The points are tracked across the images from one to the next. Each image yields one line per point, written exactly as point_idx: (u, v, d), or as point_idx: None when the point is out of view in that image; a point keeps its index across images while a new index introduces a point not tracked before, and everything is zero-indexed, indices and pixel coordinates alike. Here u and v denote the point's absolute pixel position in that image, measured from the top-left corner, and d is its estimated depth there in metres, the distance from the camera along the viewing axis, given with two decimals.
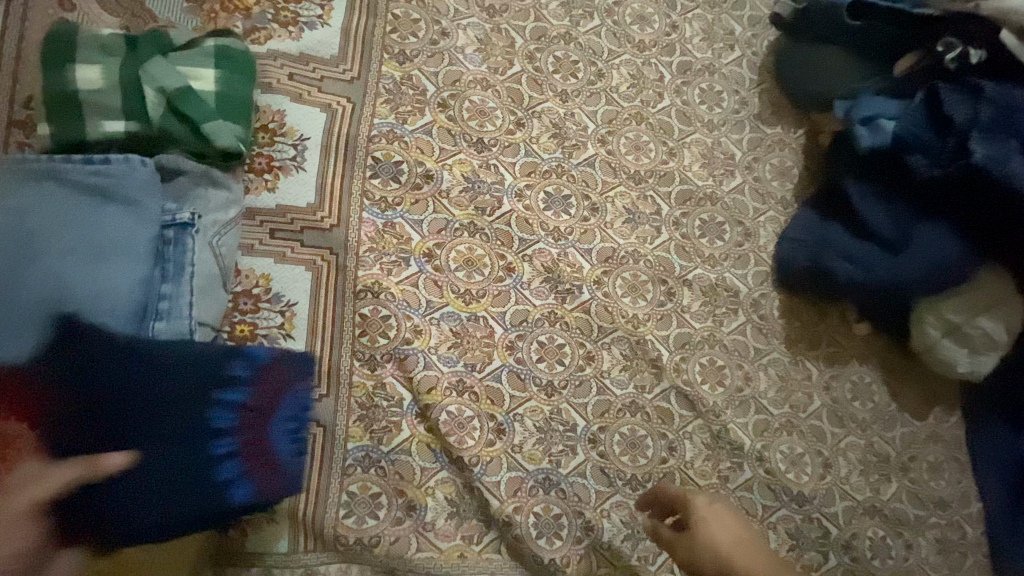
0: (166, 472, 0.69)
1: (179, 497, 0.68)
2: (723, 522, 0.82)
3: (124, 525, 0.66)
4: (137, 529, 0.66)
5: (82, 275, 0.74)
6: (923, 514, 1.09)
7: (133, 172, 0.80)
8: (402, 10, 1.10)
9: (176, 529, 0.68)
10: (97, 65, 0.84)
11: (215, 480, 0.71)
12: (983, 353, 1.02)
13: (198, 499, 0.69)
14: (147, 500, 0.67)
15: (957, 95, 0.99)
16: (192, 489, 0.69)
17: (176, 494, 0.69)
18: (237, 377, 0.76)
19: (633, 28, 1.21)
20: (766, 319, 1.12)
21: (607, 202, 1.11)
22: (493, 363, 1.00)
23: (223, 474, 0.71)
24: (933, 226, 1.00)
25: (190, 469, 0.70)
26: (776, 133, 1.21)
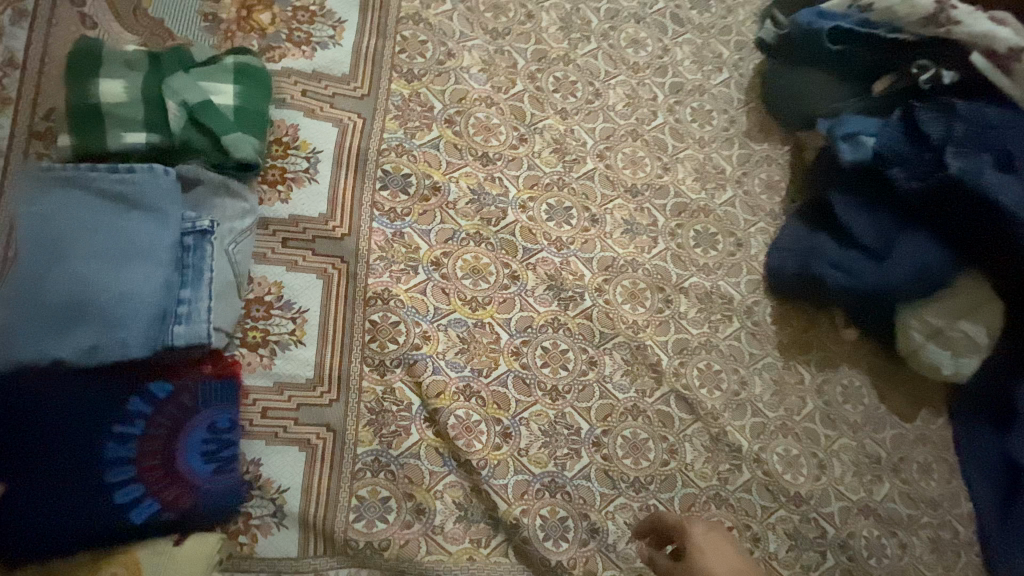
0: (60, 492, 0.75)
1: (87, 510, 0.76)
2: (722, 552, 0.85)
3: (35, 533, 0.73)
4: (47, 536, 0.73)
5: (104, 278, 0.77)
6: (915, 513, 1.13)
7: (157, 181, 0.84)
8: (410, 32, 1.15)
9: (83, 538, 0.75)
10: (120, 80, 0.87)
11: (114, 502, 0.77)
12: (966, 356, 1.08)
13: (89, 518, 0.75)
14: (52, 519, 0.74)
15: (932, 113, 1.07)
16: (98, 503, 0.76)
17: (85, 508, 0.76)
18: (142, 403, 0.82)
19: (628, 51, 1.27)
20: (760, 325, 1.17)
21: (606, 214, 1.16)
22: (499, 368, 1.03)
23: (119, 496, 0.78)
24: (913, 236, 1.06)
25: (97, 486, 0.77)
26: (764, 149, 1.28)
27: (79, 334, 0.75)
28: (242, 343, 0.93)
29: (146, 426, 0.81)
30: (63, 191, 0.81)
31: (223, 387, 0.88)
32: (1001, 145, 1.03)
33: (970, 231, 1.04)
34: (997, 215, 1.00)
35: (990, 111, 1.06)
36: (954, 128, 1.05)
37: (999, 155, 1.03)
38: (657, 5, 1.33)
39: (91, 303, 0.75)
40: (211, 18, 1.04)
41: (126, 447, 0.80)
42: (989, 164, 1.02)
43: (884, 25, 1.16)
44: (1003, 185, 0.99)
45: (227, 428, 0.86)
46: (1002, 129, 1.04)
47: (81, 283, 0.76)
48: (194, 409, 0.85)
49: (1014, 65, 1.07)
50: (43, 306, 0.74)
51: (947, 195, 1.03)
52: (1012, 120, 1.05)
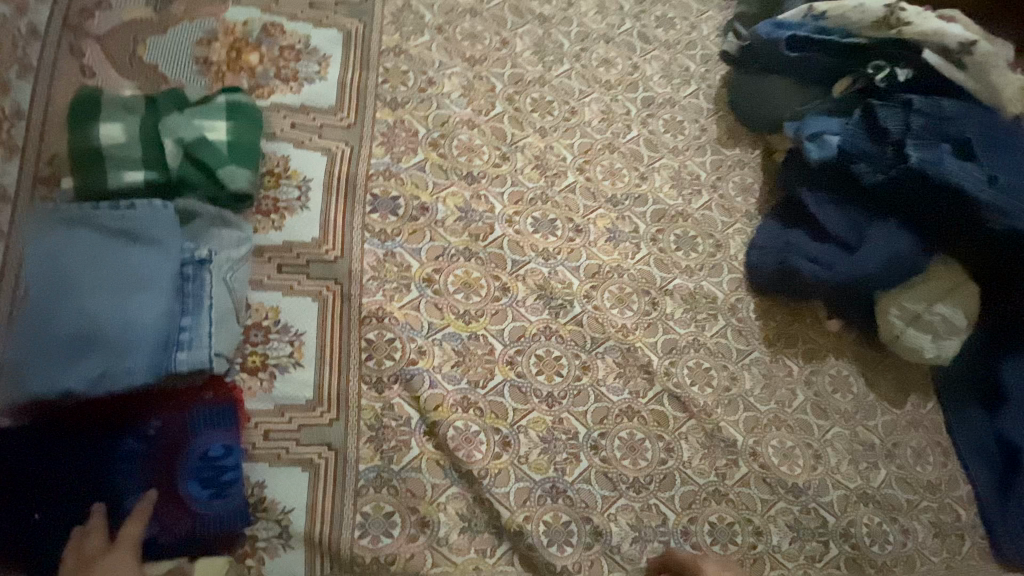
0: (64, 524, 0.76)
1: None
2: None
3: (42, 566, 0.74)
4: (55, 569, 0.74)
5: (106, 311, 0.78)
6: (914, 498, 1.14)
7: (156, 216, 0.87)
8: (392, 64, 1.21)
9: None
10: (118, 123, 0.92)
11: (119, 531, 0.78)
12: (947, 338, 1.11)
13: None
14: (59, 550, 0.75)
15: (889, 109, 1.12)
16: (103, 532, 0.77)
17: None
18: (143, 430, 0.82)
19: (600, 70, 1.34)
20: (745, 321, 1.20)
21: (589, 223, 1.21)
22: (495, 379, 1.06)
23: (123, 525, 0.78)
24: (884, 225, 1.09)
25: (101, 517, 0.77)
26: (735, 154, 1.34)
27: (80, 366, 0.76)
28: (243, 368, 0.96)
29: (146, 454, 0.82)
30: (70, 228, 0.84)
31: (222, 412, 0.87)
32: (958, 134, 1.07)
33: (939, 217, 1.08)
34: (958, 199, 1.04)
35: (944, 103, 1.10)
36: (911, 122, 1.09)
37: (956, 143, 1.07)
38: (625, 26, 1.40)
39: (94, 334, 0.77)
40: (203, 61, 1.09)
41: (127, 474, 0.80)
42: (946, 152, 1.05)
43: (838, 31, 1.22)
44: (962, 171, 1.03)
45: (224, 454, 0.85)
46: (957, 119, 1.09)
47: (85, 315, 0.78)
48: (192, 435, 0.84)
49: (965, 59, 1.13)
50: (49, 338, 0.77)
51: (913, 185, 1.07)
52: (966, 110, 1.10)
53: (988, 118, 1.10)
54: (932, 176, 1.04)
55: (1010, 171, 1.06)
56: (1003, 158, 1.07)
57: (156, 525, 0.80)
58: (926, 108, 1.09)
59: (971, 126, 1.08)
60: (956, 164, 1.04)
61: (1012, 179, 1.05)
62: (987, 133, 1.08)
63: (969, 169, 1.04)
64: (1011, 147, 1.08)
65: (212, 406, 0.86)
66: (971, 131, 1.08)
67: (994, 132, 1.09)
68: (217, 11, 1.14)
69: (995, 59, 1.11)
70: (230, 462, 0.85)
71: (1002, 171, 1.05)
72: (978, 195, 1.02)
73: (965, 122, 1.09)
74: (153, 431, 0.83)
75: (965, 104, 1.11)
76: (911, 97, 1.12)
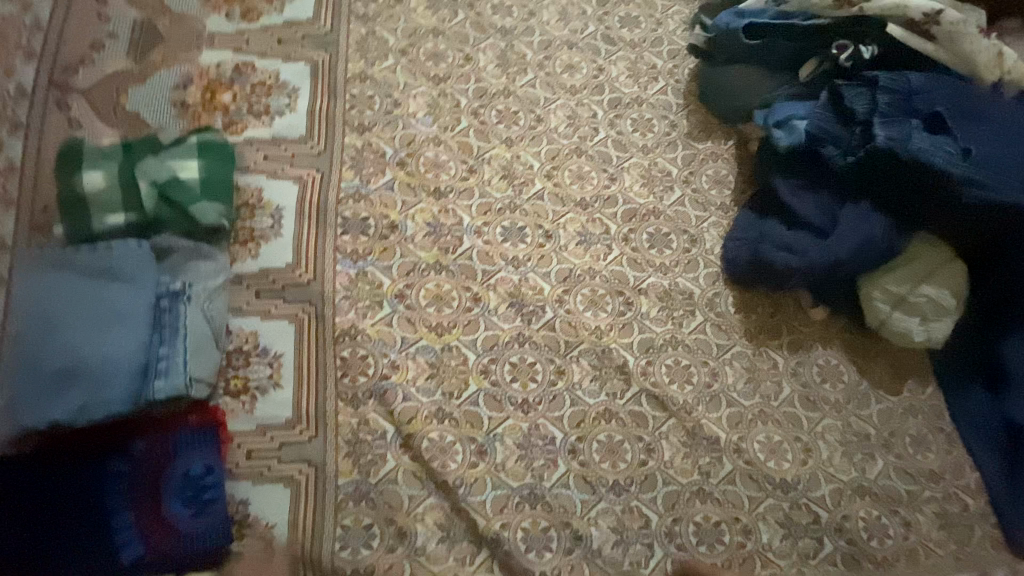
0: (56, 543, 0.81)
1: (82, 558, 0.81)
2: None
3: None
4: None
5: (90, 344, 0.85)
6: (915, 489, 1.09)
7: (131, 254, 0.93)
8: (358, 90, 1.25)
9: None
10: (99, 170, 0.99)
11: (107, 549, 0.82)
12: (936, 320, 1.07)
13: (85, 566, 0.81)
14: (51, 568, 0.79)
15: (855, 89, 1.09)
16: (93, 551, 0.82)
17: (79, 556, 0.81)
18: (128, 454, 0.88)
19: (564, 76, 1.35)
20: (723, 316, 1.19)
21: (559, 228, 1.21)
22: (469, 389, 1.08)
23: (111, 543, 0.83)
24: (856, 209, 1.06)
25: (91, 535, 0.82)
26: (707, 147, 1.33)
27: (66, 396, 0.82)
28: (226, 392, 1.01)
29: (131, 476, 0.87)
30: (57, 270, 0.91)
31: (203, 434, 0.92)
32: (926, 110, 1.04)
33: (913, 195, 1.03)
34: (932, 175, 0.99)
35: (910, 78, 1.07)
36: (875, 101, 1.06)
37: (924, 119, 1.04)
38: (588, 29, 1.41)
39: (78, 367, 0.83)
40: (180, 104, 1.16)
41: (115, 496, 0.85)
42: (913, 128, 1.02)
43: (800, 14, 1.19)
44: (930, 146, 1.00)
45: (205, 473, 0.89)
46: (924, 94, 1.05)
47: (69, 350, 0.84)
48: (175, 456, 0.89)
49: (933, 29, 1.09)
50: (37, 373, 0.83)
51: (882, 165, 1.03)
52: (933, 83, 1.06)
53: (960, 89, 1.06)
54: (900, 154, 1.00)
55: (986, 142, 1.00)
56: (977, 130, 1.02)
57: (141, 543, 0.84)
58: (892, 85, 1.06)
59: (940, 99, 1.04)
60: (924, 139, 1.01)
61: (989, 150, 1.00)
62: (959, 105, 1.04)
63: (938, 143, 1.00)
64: (987, 118, 1.03)
65: (193, 428, 0.92)
66: (938, 105, 1.04)
67: (967, 104, 1.04)
68: (192, 56, 1.21)
69: (964, 26, 1.07)
70: (211, 481, 0.89)
71: (978, 143, 1.00)
72: (950, 169, 0.98)
73: (932, 96, 1.05)
74: (139, 454, 0.88)
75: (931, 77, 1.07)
76: (877, 75, 1.09)
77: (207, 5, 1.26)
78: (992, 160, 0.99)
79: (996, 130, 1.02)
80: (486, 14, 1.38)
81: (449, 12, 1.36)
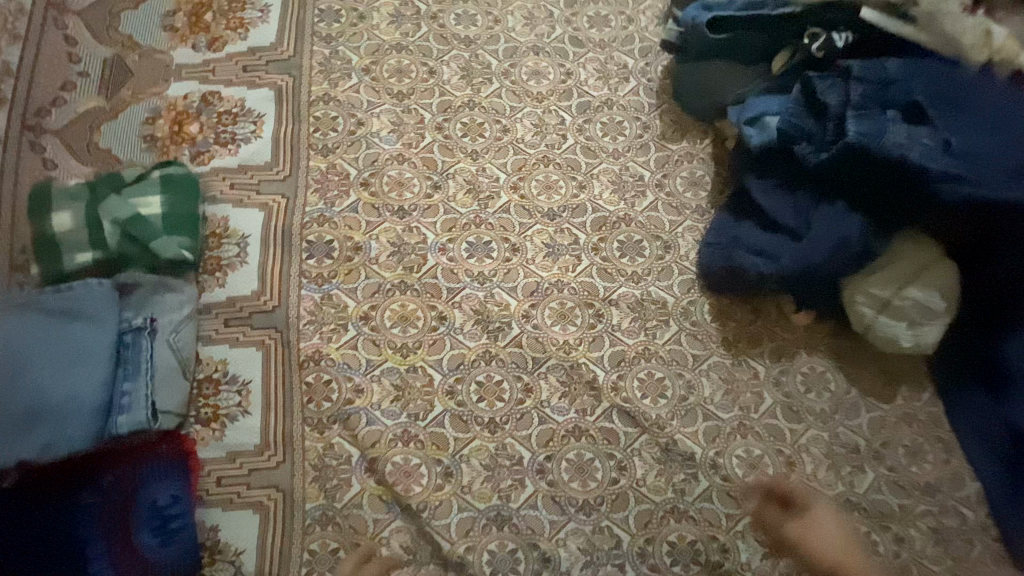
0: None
1: None
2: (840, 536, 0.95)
3: None
4: None
5: (53, 383, 0.87)
6: (909, 503, 1.03)
7: (92, 292, 0.95)
8: (322, 111, 1.25)
9: None
10: (67, 211, 1.02)
11: None
12: (925, 324, 0.99)
13: None
14: None
15: (828, 81, 1.01)
16: None
17: None
18: (97, 487, 0.90)
19: (531, 83, 1.32)
20: (699, 325, 1.14)
21: (526, 241, 1.19)
22: (435, 410, 1.07)
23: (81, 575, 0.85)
24: (832, 209, 1.00)
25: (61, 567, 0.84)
26: (682, 147, 1.28)
27: (32, 435, 0.85)
28: (197, 420, 1.03)
29: (101, 508, 0.89)
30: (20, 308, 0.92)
31: (172, 464, 0.95)
32: (903, 99, 0.97)
33: (890, 193, 0.97)
34: (909, 172, 0.93)
35: (886, 65, 0.99)
36: (849, 92, 0.99)
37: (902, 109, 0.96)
38: (555, 33, 1.37)
39: (42, 407, 0.86)
40: (149, 138, 1.19)
41: (85, 529, 0.87)
42: (888, 120, 0.95)
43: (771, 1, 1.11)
44: (905, 140, 0.93)
45: (174, 503, 0.92)
46: (902, 82, 0.97)
47: (33, 390, 0.87)
48: (143, 487, 0.92)
49: (911, 10, 1.02)
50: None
51: (856, 163, 0.96)
52: (912, 69, 0.98)
53: (943, 73, 0.97)
54: (874, 151, 0.93)
55: (969, 133, 0.93)
56: (960, 119, 0.94)
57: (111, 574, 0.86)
58: (866, 74, 0.99)
59: (919, 87, 0.96)
60: (899, 133, 0.94)
61: (971, 142, 0.92)
62: (941, 92, 0.96)
63: (915, 137, 0.93)
64: (971, 105, 0.95)
65: (163, 459, 0.94)
66: (917, 93, 0.96)
67: (949, 90, 0.96)
68: (160, 90, 1.24)
69: (946, 4, 0.99)
70: (180, 510, 0.92)
71: (959, 134, 0.93)
72: (928, 165, 0.91)
73: (910, 84, 0.97)
74: (107, 487, 0.90)
75: (911, 62, 0.99)
76: (851, 64, 1.01)
77: (174, 38, 1.29)
78: (975, 153, 0.92)
79: (980, 117, 0.94)
80: (450, 25, 1.36)
81: (412, 26, 1.35)
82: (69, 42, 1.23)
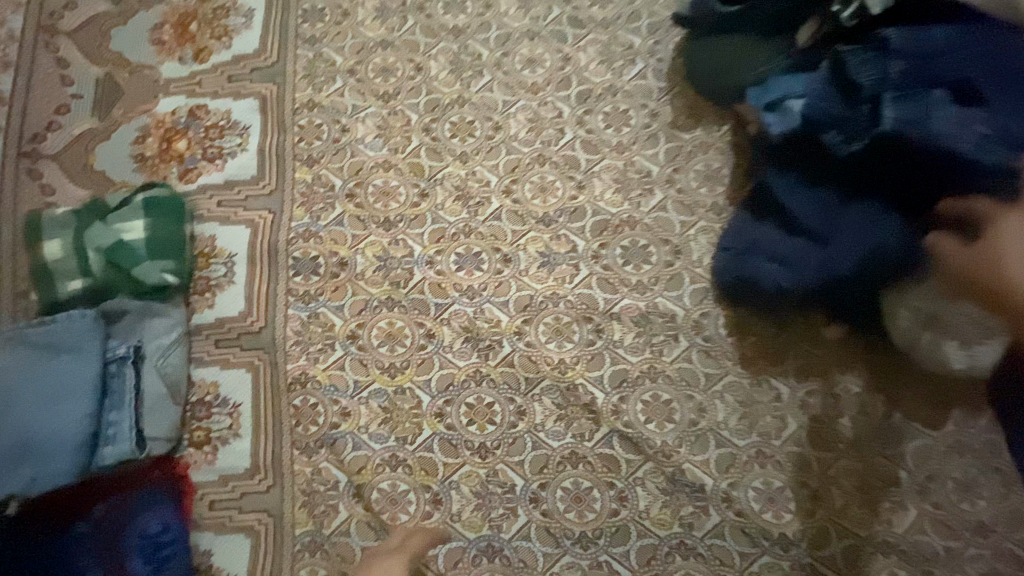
0: None
1: None
2: None
3: None
4: None
5: (40, 418, 0.90)
6: (956, 546, 0.90)
7: (77, 325, 0.96)
8: (306, 119, 1.20)
9: None
10: (57, 239, 1.04)
11: None
12: (980, 344, 0.83)
13: None
14: None
15: (863, 55, 0.87)
16: None
17: None
18: (91, 516, 0.93)
19: (525, 73, 1.21)
20: (712, 340, 1.02)
21: (519, 251, 1.10)
22: (423, 434, 1.02)
23: None
24: (865, 208, 0.86)
25: None
26: (696, 137, 1.14)
27: (20, 468, 0.88)
28: (191, 443, 1.02)
29: (95, 536, 0.91)
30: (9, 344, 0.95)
31: (162, 491, 0.96)
32: (957, 76, 0.81)
33: (934, 188, 0.84)
34: (957, 164, 0.80)
35: (937, 32, 0.84)
36: (887, 68, 0.84)
37: (954, 87, 0.81)
38: (552, 14, 1.25)
39: (27, 442, 0.88)
40: (139, 158, 1.19)
41: (80, 557, 0.90)
42: (936, 102, 0.81)
43: None
44: (955, 127, 0.79)
45: (163, 531, 0.94)
46: (953, 53, 0.82)
47: (20, 426, 0.89)
48: (134, 516, 0.94)
49: None
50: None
51: (893, 154, 0.84)
52: (967, 36, 0.83)
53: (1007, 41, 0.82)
54: (914, 140, 0.81)
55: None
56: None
57: None
58: (910, 44, 0.84)
59: (976, 59, 0.81)
60: (949, 117, 0.80)
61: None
62: (1002, 65, 0.81)
63: (968, 121, 0.79)
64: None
65: (155, 486, 0.96)
66: (973, 68, 0.81)
67: (1013, 62, 0.81)
68: (149, 106, 1.23)
69: None
70: (169, 538, 0.93)
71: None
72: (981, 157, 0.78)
73: (966, 56, 0.82)
74: (99, 516, 0.93)
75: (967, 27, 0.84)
76: (891, 34, 0.86)
77: (162, 51, 1.27)
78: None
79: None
80: (438, 15, 1.26)
81: (398, 19, 1.27)
82: (61, 65, 1.24)
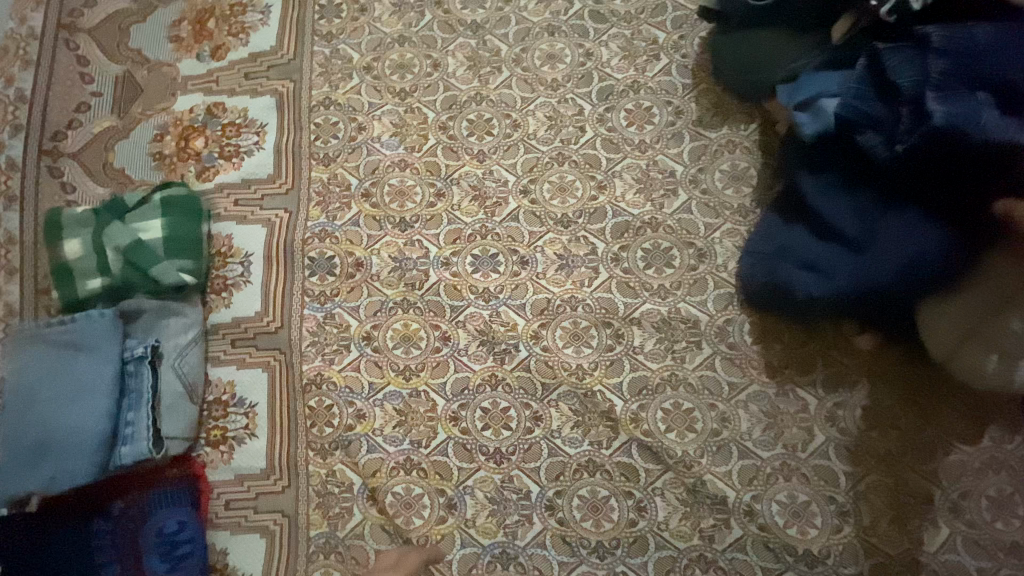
0: None
1: None
2: None
3: None
4: None
5: (60, 417, 0.90)
6: (990, 567, 0.86)
7: (92, 324, 0.95)
8: (323, 117, 1.19)
9: None
10: (77, 238, 1.04)
11: None
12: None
13: None
14: None
15: (902, 54, 0.81)
16: None
17: None
18: (110, 514, 0.94)
19: (545, 69, 1.18)
20: (737, 347, 0.99)
21: (537, 252, 1.07)
22: (438, 438, 1.01)
23: None
24: (903, 215, 0.83)
25: None
26: (722, 135, 1.10)
27: (40, 467, 0.88)
28: (207, 443, 1.02)
29: (114, 533, 0.93)
30: (30, 343, 0.95)
31: (178, 489, 0.97)
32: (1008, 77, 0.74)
33: (973, 195, 0.80)
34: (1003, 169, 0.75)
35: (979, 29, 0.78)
36: (930, 66, 0.77)
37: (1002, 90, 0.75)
38: (573, 8, 1.21)
39: (48, 441, 0.88)
40: (158, 156, 1.19)
41: (100, 554, 0.91)
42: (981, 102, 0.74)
43: None
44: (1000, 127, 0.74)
45: (179, 529, 0.94)
46: (1002, 51, 0.75)
47: (39, 425, 0.89)
48: (152, 514, 0.95)
49: None
50: (9, 450, 0.89)
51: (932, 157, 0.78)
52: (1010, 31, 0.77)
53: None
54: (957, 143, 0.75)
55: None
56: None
57: None
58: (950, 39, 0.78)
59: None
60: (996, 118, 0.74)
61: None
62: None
63: (1020, 127, 0.73)
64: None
65: (172, 484, 0.97)
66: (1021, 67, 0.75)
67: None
68: (168, 104, 1.23)
69: None
70: (185, 536, 0.94)
71: None
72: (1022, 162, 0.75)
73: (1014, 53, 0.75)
74: (118, 514, 0.94)
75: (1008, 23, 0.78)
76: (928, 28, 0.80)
77: (180, 48, 1.27)
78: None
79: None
80: (456, 10, 1.24)
81: (415, 15, 1.24)
82: (81, 62, 1.24)
